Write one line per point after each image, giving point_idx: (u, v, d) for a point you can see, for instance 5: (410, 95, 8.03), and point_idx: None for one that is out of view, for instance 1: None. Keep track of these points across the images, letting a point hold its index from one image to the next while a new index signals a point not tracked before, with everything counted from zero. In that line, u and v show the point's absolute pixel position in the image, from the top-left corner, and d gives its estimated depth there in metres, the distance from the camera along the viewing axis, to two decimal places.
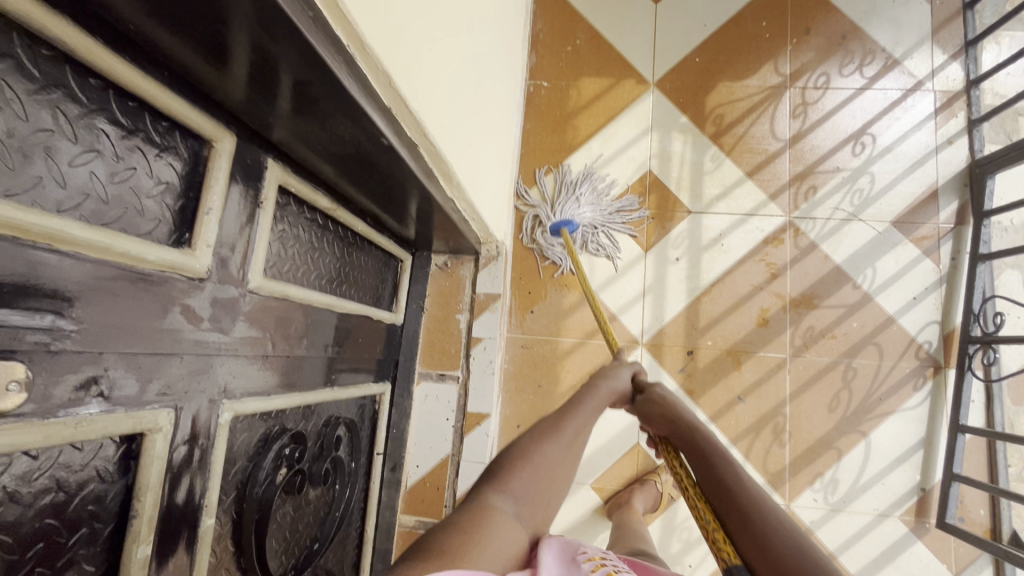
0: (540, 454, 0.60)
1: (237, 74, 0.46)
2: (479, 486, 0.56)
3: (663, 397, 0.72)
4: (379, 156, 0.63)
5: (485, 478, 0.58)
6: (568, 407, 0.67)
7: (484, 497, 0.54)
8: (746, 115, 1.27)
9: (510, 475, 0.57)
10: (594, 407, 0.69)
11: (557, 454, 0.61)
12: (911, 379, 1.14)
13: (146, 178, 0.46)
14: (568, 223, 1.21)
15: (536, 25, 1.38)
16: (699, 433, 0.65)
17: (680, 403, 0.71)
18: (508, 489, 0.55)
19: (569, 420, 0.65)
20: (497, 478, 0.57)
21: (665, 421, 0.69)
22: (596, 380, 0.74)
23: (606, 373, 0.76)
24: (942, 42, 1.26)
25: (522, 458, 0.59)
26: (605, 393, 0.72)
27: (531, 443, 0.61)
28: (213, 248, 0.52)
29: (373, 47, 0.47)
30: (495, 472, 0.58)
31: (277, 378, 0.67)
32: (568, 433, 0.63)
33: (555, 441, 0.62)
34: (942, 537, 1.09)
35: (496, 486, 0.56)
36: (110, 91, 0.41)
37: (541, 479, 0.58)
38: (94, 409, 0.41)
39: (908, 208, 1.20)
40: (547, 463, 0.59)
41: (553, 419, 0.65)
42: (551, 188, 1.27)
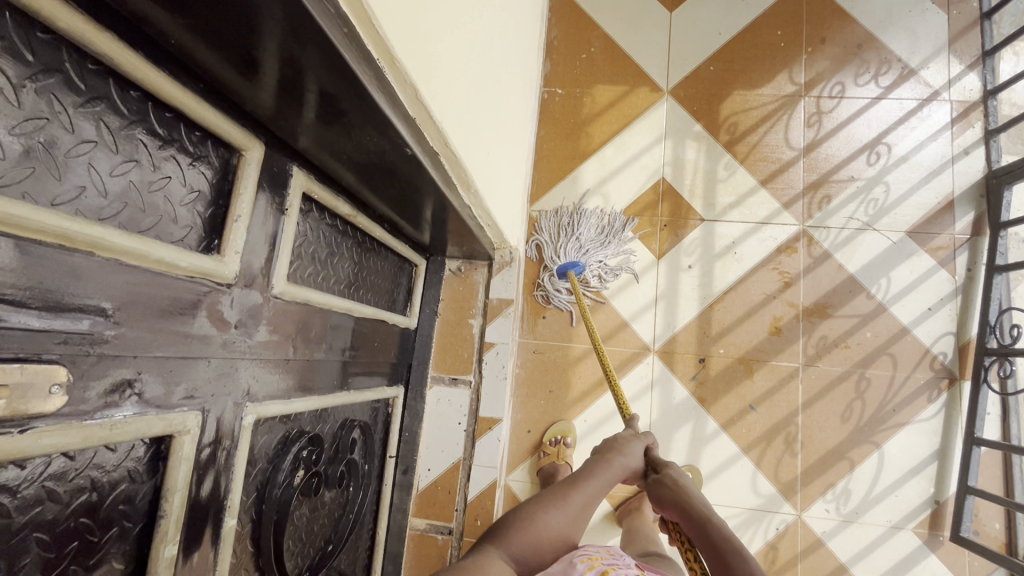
0: (541, 518, 0.62)
1: (269, 86, 0.47)
2: (481, 542, 0.60)
3: (680, 484, 0.69)
4: (401, 164, 0.64)
5: (488, 532, 0.62)
6: (576, 476, 0.68)
7: (483, 550, 0.58)
8: (760, 123, 1.28)
9: (509, 534, 0.60)
10: (607, 481, 0.68)
11: (558, 524, 0.63)
12: (925, 391, 1.14)
13: (179, 187, 0.47)
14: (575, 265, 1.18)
15: (551, 33, 1.39)
16: (718, 530, 0.63)
17: (695, 491, 0.68)
18: (506, 545, 0.59)
19: (576, 492, 0.66)
20: (498, 535, 0.61)
21: (678, 509, 0.67)
22: (609, 453, 0.72)
23: (619, 445, 0.73)
24: (959, 51, 1.25)
25: (524, 518, 0.62)
26: (617, 468, 0.70)
27: (536, 508, 0.64)
28: (241, 254, 0.53)
29: (402, 61, 0.48)
30: (496, 528, 0.62)
31: (296, 381, 0.68)
32: (574, 503, 0.65)
33: (558, 510, 0.64)
34: (955, 550, 1.08)
35: (495, 541, 0.60)
36: (149, 102, 0.42)
37: (538, 541, 0.61)
38: (128, 411, 0.42)
39: (924, 218, 1.19)
40: (547, 531, 0.62)
41: (560, 487, 0.67)
42: (554, 229, 1.25)
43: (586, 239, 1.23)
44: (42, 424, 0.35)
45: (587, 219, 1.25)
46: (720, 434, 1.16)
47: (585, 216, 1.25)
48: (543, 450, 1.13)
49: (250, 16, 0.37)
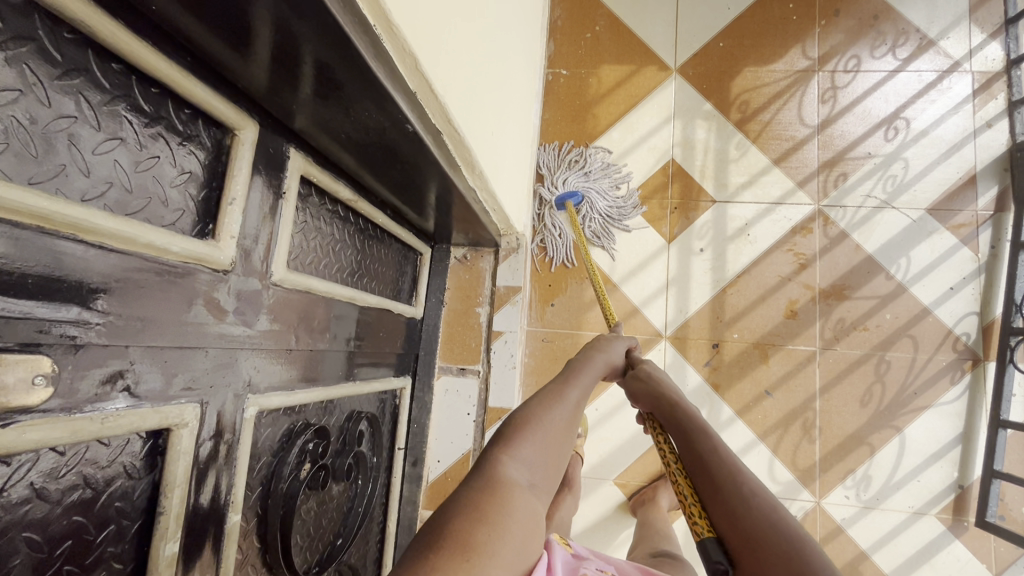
0: (547, 417, 0.56)
1: (260, 59, 0.44)
2: (484, 454, 0.51)
3: (652, 374, 0.69)
4: (403, 144, 0.61)
5: (489, 442, 0.53)
6: (567, 374, 0.64)
7: (495, 463, 0.49)
8: (773, 101, 1.23)
9: (517, 437, 0.52)
10: (593, 374, 0.66)
11: (563, 419, 0.57)
12: (948, 373, 1.10)
13: (169, 167, 0.44)
14: (574, 197, 1.20)
15: (554, 13, 1.35)
16: (684, 410, 0.62)
17: (668, 380, 0.68)
18: (518, 454, 0.50)
19: (571, 387, 0.61)
20: (502, 442, 0.52)
21: (651, 397, 0.67)
22: (591, 352, 0.71)
23: (601, 345, 0.73)
24: (980, 20, 1.20)
25: (527, 421, 0.54)
26: (601, 364, 0.69)
27: (537, 409, 0.56)
28: (237, 239, 0.51)
29: (399, 26, 0.44)
30: (498, 438, 0.53)
31: (299, 372, 0.66)
32: (572, 397, 0.60)
33: (562, 405, 0.58)
34: (981, 536, 1.05)
35: (504, 449, 0.51)
36: (133, 76, 0.40)
37: (552, 439, 0.54)
38: (121, 404, 0.40)
39: (945, 194, 1.15)
40: (556, 426, 0.56)
41: (555, 385, 0.61)
42: (557, 163, 1.26)
43: (587, 174, 1.24)
44: (26, 418, 0.33)
45: (589, 154, 1.26)
46: (735, 420, 1.13)
47: (590, 153, 1.26)
48: None
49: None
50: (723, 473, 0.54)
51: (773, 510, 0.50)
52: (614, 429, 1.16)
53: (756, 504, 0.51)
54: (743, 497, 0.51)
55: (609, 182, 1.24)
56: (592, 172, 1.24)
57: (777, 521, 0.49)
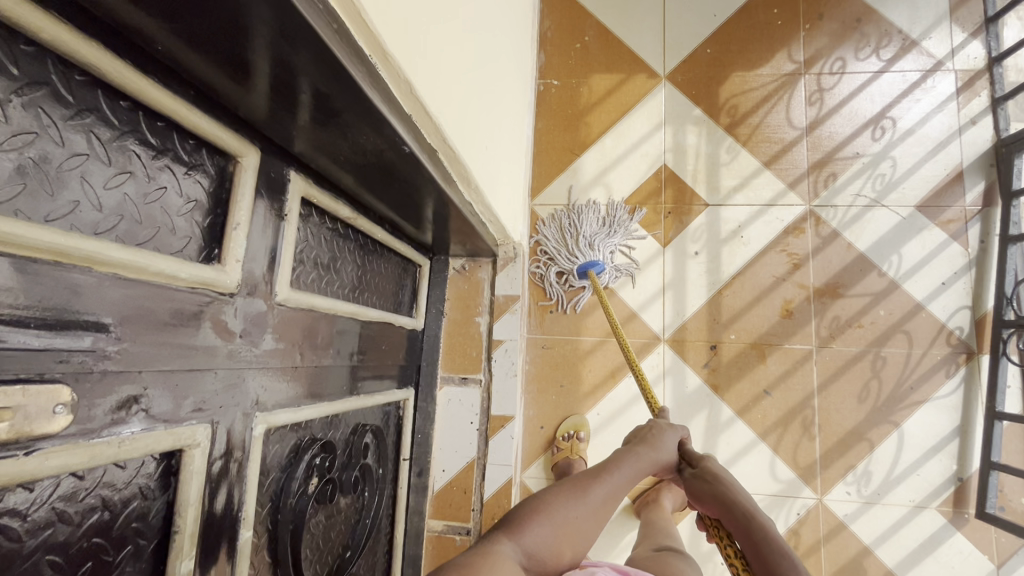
0: (560, 508, 0.58)
1: (261, 89, 0.46)
2: (490, 533, 0.56)
3: (718, 477, 0.64)
4: (400, 164, 0.63)
5: (500, 523, 0.58)
6: (600, 467, 0.64)
7: (494, 542, 0.55)
8: (761, 104, 1.26)
9: (525, 522, 0.57)
10: (633, 476, 0.64)
11: (577, 516, 0.59)
12: (943, 367, 1.12)
13: (175, 197, 0.46)
14: (596, 265, 1.16)
15: (544, 24, 1.37)
16: (763, 530, 0.58)
17: (736, 483, 0.64)
18: (519, 539, 0.55)
19: (599, 485, 0.61)
20: (511, 527, 0.57)
21: (718, 503, 0.62)
22: (639, 446, 0.68)
23: (652, 437, 0.70)
24: (961, 20, 1.23)
25: (539, 509, 0.58)
26: (647, 462, 0.66)
27: (555, 499, 0.59)
28: (242, 263, 0.52)
29: (394, 54, 0.46)
30: (509, 520, 0.58)
31: (305, 388, 0.67)
32: (593, 498, 0.60)
33: (579, 502, 0.59)
34: (981, 528, 1.06)
35: (508, 532, 0.56)
36: (140, 112, 0.41)
37: (558, 532, 0.57)
38: (136, 427, 0.42)
39: (933, 191, 1.17)
40: (567, 520, 0.58)
41: (580, 477, 0.63)
42: (560, 238, 1.22)
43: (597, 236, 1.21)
44: (48, 445, 0.35)
45: (590, 214, 1.23)
46: (736, 421, 1.15)
47: (590, 213, 1.23)
48: (557, 445, 1.13)
49: (252, 20, 0.36)
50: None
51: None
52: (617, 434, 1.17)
53: None
54: None
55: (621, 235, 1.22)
56: (601, 233, 1.21)
57: None
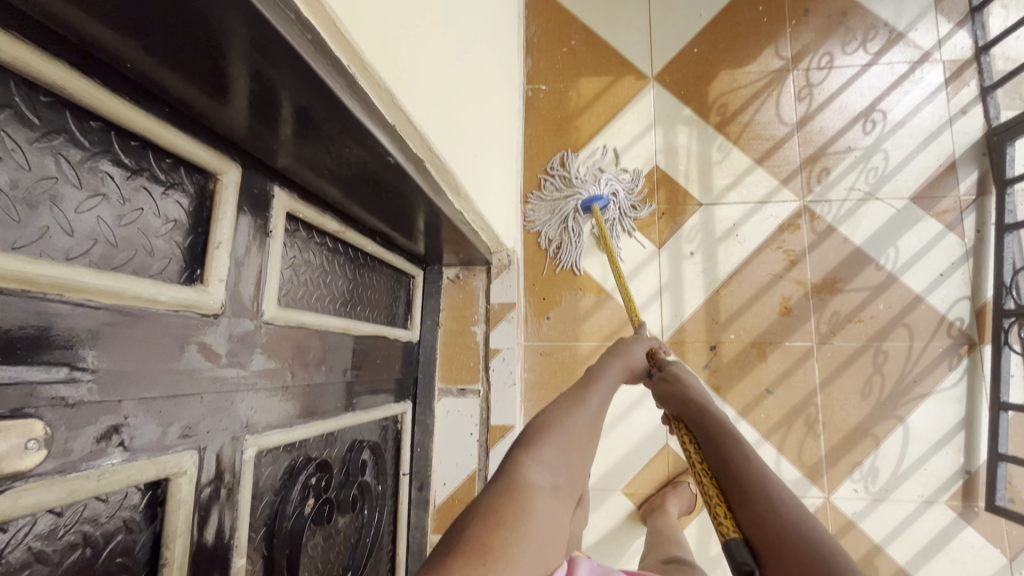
0: (568, 421, 0.55)
1: (239, 105, 0.45)
2: (507, 458, 0.50)
3: (679, 377, 0.67)
4: (387, 176, 0.62)
5: (513, 446, 0.52)
6: (586, 380, 0.63)
7: (518, 469, 0.48)
8: (750, 102, 1.25)
9: (541, 439, 0.52)
10: (614, 379, 0.65)
11: (584, 422, 0.56)
12: (945, 359, 1.11)
13: (153, 218, 0.45)
14: (598, 198, 1.19)
15: (530, 30, 1.37)
16: (715, 418, 0.58)
17: (692, 380, 0.66)
18: (540, 457, 0.50)
19: (591, 392, 0.60)
20: (526, 445, 0.51)
21: (676, 398, 0.64)
22: (613, 355, 0.70)
23: (623, 349, 0.72)
24: (946, 11, 1.23)
25: (549, 425, 0.54)
26: (621, 368, 0.68)
27: (558, 412, 0.56)
28: (226, 282, 0.51)
29: (372, 64, 0.45)
30: (522, 441, 0.52)
31: (297, 408, 0.65)
32: (592, 404, 0.59)
33: (581, 410, 0.57)
34: (992, 521, 1.05)
35: (528, 450, 0.50)
36: (112, 131, 0.40)
37: (574, 442, 0.53)
38: (117, 459, 0.40)
39: (926, 182, 1.17)
40: (577, 431, 0.54)
41: (574, 390, 0.60)
42: (560, 181, 1.25)
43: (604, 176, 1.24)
44: (22, 483, 0.33)
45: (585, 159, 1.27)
46: (739, 421, 1.13)
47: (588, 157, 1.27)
48: None
49: (221, 34, 0.35)
50: (750, 481, 0.51)
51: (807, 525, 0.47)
52: (619, 439, 1.15)
53: (789, 515, 0.47)
54: (767, 494, 0.49)
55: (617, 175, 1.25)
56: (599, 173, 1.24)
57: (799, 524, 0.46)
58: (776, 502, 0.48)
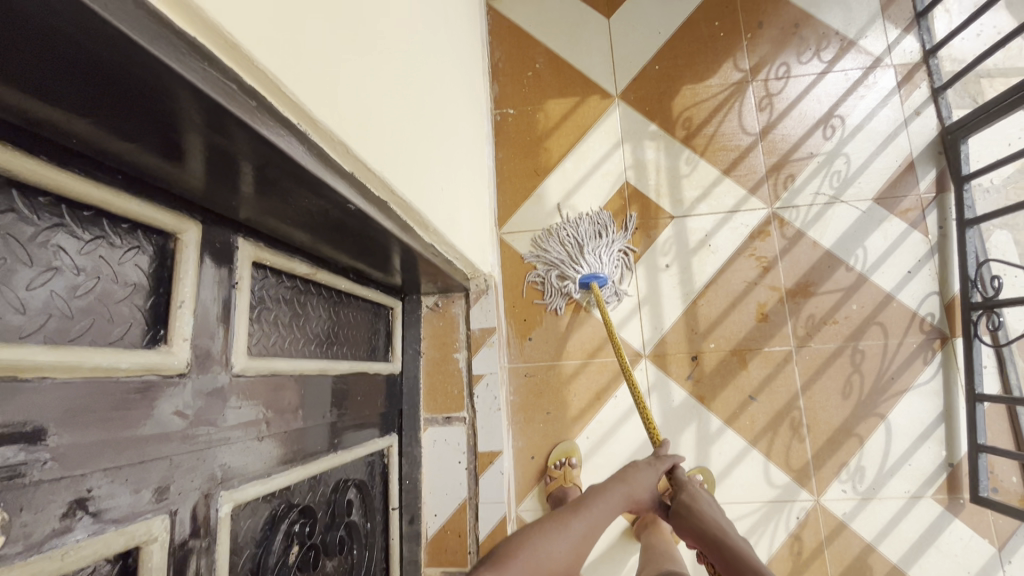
0: (543, 547, 0.61)
1: (195, 167, 0.45)
2: (475, 569, 0.58)
3: (695, 508, 0.70)
4: (350, 220, 0.63)
5: (483, 559, 0.59)
6: (577, 503, 0.69)
7: None
8: (713, 114, 1.28)
9: (510, 559, 0.59)
10: (611, 505, 0.70)
11: (561, 552, 0.62)
12: (920, 354, 1.13)
13: (112, 284, 0.44)
14: (598, 277, 1.16)
15: (494, 56, 1.39)
16: (738, 554, 0.63)
17: (708, 509, 0.70)
18: (506, 574, 0.57)
19: (576, 520, 0.66)
20: (495, 563, 0.58)
21: (697, 534, 0.68)
22: (616, 478, 0.73)
23: (627, 473, 0.73)
24: (893, 17, 1.27)
25: (524, 545, 0.61)
26: (624, 495, 0.71)
27: (538, 535, 0.63)
28: (191, 340, 0.51)
29: (324, 121, 0.46)
30: (494, 557, 0.59)
31: (275, 456, 0.65)
32: (575, 531, 0.65)
33: (561, 537, 0.63)
34: (978, 512, 1.06)
35: (495, 567, 0.57)
36: (63, 205, 0.40)
37: (541, 568, 0.60)
38: (82, 534, 0.40)
39: (888, 183, 1.20)
40: (550, 558, 0.61)
41: (562, 512, 0.67)
42: (563, 251, 1.21)
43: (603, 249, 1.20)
44: None
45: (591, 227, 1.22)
46: (725, 430, 1.14)
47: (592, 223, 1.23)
48: (549, 475, 1.11)
49: (166, 109, 0.35)
50: None
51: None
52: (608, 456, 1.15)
53: None
54: None
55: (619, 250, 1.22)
56: (601, 244, 1.21)
57: None
58: None
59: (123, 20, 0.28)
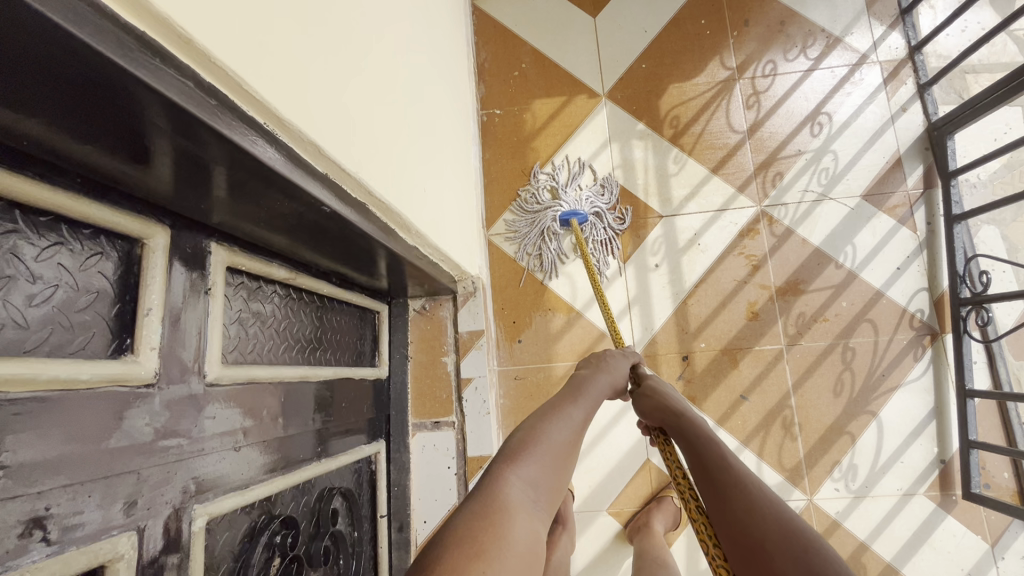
0: (548, 436, 0.58)
1: (159, 170, 0.43)
2: (490, 470, 0.54)
3: (656, 388, 0.67)
4: (327, 223, 0.61)
5: (495, 460, 0.55)
6: (571, 394, 0.66)
7: (501, 481, 0.51)
8: (701, 113, 1.28)
9: (523, 453, 0.55)
10: (596, 391, 0.69)
11: (566, 438, 0.60)
12: (910, 351, 1.13)
13: (73, 293, 0.43)
14: (578, 214, 1.21)
15: (480, 56, 1.38)
16: (690, 420, 0.60)
17: (669, 391, 0.66)
18: (521, 466, 0.54)
19: (576, 407, 0.64)
20: (509, 459, 0.55)
21: (654, 408, 0.64)
22: (595, 370, 0.72)
23: (603, 364, 0.73)
24: (878, 14, 1.28)
25: (532, 438, 0.58)
26: (604, 383, 0.70)
27: (539, 426, 0.60)
28: (159, 349, 0.49)
29: (291, 120, 0.45)
30: (504, 455, 0.56)
31: (256, 466, 0.63)
32: (575, 420, 0.63)
33: (562, 426, 0.61)
34: (971, 508, 1.06)
35: (509, 463, 0.54)
36: (17, 210, 0.38)
37: (554, 458, 0.57)
38: (40, 555, 0.38)
39: (876, 179, 1.20)
40: (557, 446, 0.58)
41: (559, 402, 0.65)
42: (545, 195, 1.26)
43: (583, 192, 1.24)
44: None
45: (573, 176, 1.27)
46: (717, 430, 1.13)
47: (575, 171, 1.27)
48: None
49: (121, 110, 0.34)
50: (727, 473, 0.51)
51: (786, 514, 0.47)
52: (600, 459, 1.14)
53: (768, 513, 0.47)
54: (745, 487, 0.49)
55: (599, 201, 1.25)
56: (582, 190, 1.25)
57: (785, 520, 0.46)
58: (758, 503, 0.48)
59: (62, 14, 0.26)
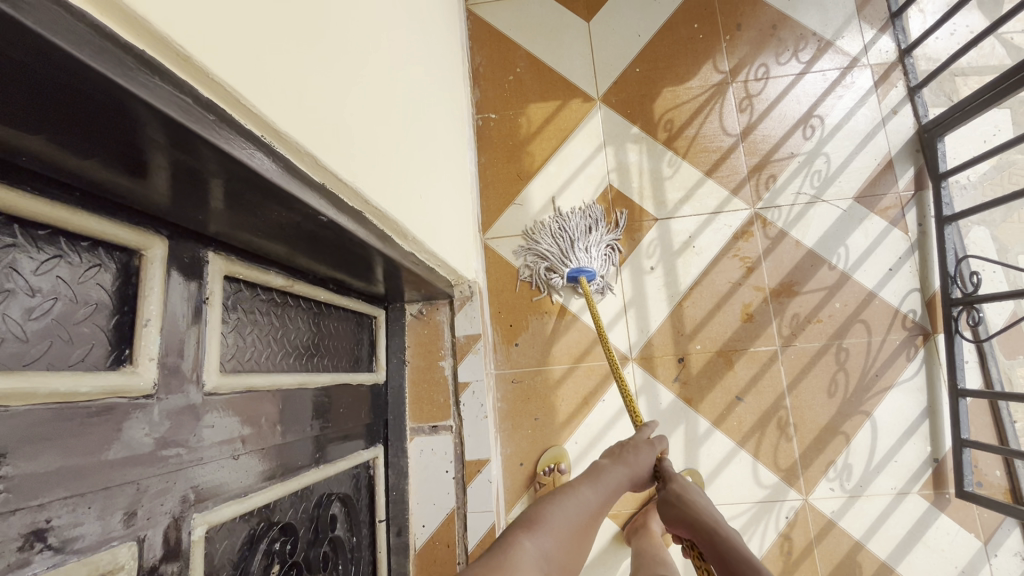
0: (562, 513, 0.64)
1: (157, 183, 0.44)
2: (507, 533, 0.60)
3: (686, 498, 0.69)
4: (324, 232, 0.61)
5: (513, 524, 0.61)
6: (590, 471, 0.71)
7: (515, 541, 0.58)
8: (694, 116, 1.29)
9: (540, 522, 0.61)
10: (618, 482, 0.71)
11: (579, 517, 0.65)
12: (903, 351, 1.14)
13: (71, 305, 0.43)
14: (585, 271, 1.16)
15: (475, 60, 1.38)
16: (728, 542, 0.62)
17: (701, 502, 0.68)
18: (536, 533, 0.59)
19: (593, 487, 0.69)
20: (526, 526, 0.60)
21: (687, 523, 0.67)
22: (620, 456, 0.74)
23: (629, 455, 0.74)
24: (869, 18, 1.29)
25: (549, 512, 0.63)
26: (626, 475, 0.72)
27: (556, 502, 0.65)
28: (157, 359, 0.49)
29: (289, 132, 0.45)
30: (523, 522, 0.61)
31: (254, 473, 0.63)
32: (591, 501, 0.67)
33: (576, 502, 0.66)
34: (963, 506, 1.07)
35: (527, 529, 0.60)
36: (15, 224, 0.39)
37: (565, 532, 0.62)
38: (41, 566, 0.38)
39: (867, 181, 1.21)
40: (569, 522, 0.63)
41: (578, 479, 0.70)
42: (553, 243, 1.19)
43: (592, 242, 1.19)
44: None
45: (581, 220, 1.20)
46: (713, 432, 1.14)
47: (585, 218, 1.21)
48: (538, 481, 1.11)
49: (120, 126, 0.34)
50: None
51: None
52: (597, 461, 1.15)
53: None
54: None
55: (609, 240, 1.21)
56: (591, 237, 1.19)
57: None
58: None
59: (64, 37, 0.27)
